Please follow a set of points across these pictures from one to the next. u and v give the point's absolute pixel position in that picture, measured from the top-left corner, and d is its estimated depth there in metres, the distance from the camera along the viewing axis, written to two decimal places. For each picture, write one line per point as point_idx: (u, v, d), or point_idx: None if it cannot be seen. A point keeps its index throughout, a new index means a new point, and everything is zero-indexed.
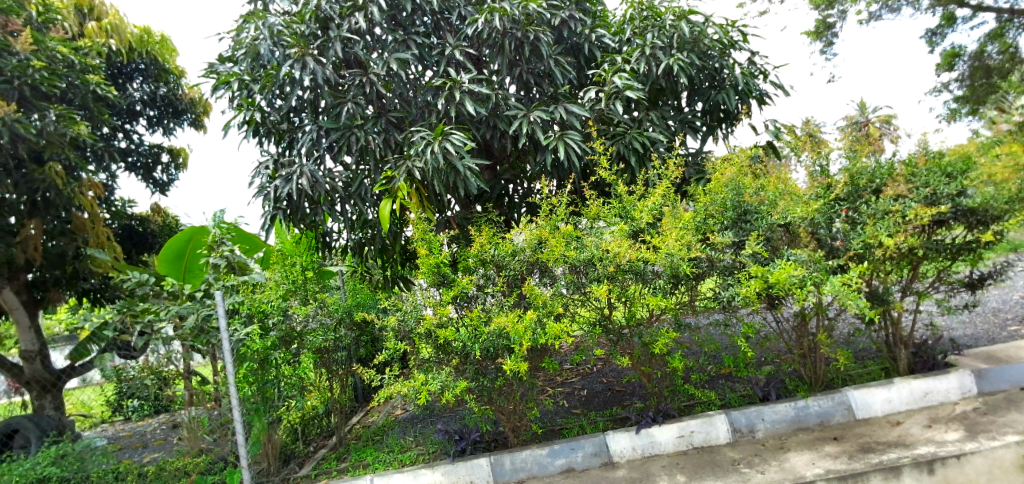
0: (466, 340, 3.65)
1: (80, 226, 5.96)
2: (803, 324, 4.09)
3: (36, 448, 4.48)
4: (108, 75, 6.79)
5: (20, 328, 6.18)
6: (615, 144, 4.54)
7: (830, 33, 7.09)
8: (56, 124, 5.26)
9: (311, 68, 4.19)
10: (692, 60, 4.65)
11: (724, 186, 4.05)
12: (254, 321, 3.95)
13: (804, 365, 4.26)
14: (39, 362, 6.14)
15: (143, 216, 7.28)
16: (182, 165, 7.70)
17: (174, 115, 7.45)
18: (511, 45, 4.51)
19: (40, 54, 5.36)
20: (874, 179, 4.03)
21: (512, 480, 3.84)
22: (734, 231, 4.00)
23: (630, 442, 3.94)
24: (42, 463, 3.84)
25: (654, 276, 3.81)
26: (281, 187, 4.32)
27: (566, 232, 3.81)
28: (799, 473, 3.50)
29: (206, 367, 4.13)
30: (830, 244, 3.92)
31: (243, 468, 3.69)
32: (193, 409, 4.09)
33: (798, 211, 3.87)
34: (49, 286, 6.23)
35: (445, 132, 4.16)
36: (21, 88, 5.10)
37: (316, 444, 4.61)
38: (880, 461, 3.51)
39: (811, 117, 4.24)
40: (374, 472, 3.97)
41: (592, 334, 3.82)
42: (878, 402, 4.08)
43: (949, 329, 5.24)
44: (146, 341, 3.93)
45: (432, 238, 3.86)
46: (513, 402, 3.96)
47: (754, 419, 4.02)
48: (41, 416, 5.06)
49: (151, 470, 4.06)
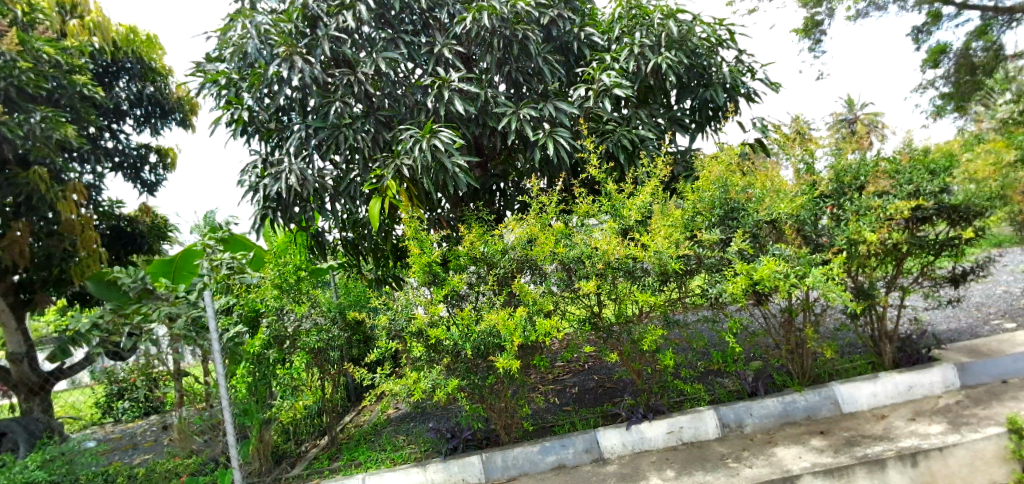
0: (458, 339, 3.73)
1: (68, 227, 5.82)
2: (789, 320, 4.16)
3: (26, 452, 4.44)
4: (95, 74, 6.69)
5: (8, 330, 5.98)
6: (606, 142, 4.53)
7: (818, 30, 7.16)
8: (42, 126, 5.15)
9: (299, 68, 4.14)
10: (680, 59, 4.63)
11: (712, 184, 4.08)
12: (247, 321, 4.11)
13: (792, 360, 4.31)
14: (27, 363, 5.84)
15: (132, 217, 7.11)
16: (170, 165, 7.64)
17: (161, 114, 7.39)
18: (500, 44, 4.50)
19: (26, 55, 5.24)
20: (859, 177, 4.08)
21: (504, 477, 3.88)
22: (721, 229, 4.05)
23: (620, 438, 3.99)
24: (31, 467, 3.79)
25: (643, 274, 3.89)
26: (271, 185, 4.26)
27: (557, 230, 3.85)
28: (786, 467, 3.55)
29: (198, 368, 4.15)
30: (816, 241, 4.01)
31: (236, 469, 3.67)
32: (184, 410, 4.13)
33: (784, 207, 3.94)
34: (36, 288, 6.09)
35: (433, 131, 4.17)
36: (7, 89, 4.98)
37: (308, 443, 4.64)
38: (865, 455, 3.56)
39: (801, 114, 4.26)
40: (366, 471, 4.01)
41: (581, 331, 3.92)
42: (863, 395, 4.15)
43: (934, 325, 5.33)
44: (135, 342, 3.94)
45: (423, 236, 3.88)
46: (504, 400, 4.00)
47: (742, 414, 4.09)
48: (28, 418, 5.02)
49: (141, 471, 4.11)
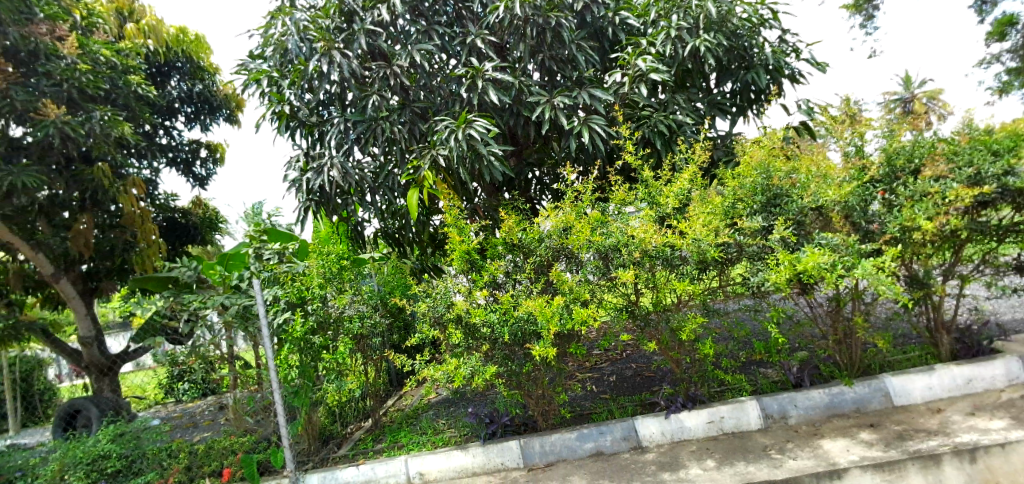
0: (496, 324, 3.80)
1: (130, 219, 6.05)
2: (837, 309, 4.00)
3: (98, 427, 4.79)
4: (148, 74, 7.07)
5: (78, 315, 6.20)
6: (641, 128, 4.44)
7: (871, 5, 6.77)
8: (102, 124, 5.34)
9: (337, 62, 4.22)
10: (719, 41, 4.46)
11: (753, 170, 3.97)
12: (295, 307, 4.18)
13: (839, 350, 4.17)
14: (97, 345, 6.08)
15: (185, 209, 7.44)
16: (219, 159, 7.97)
17: (210, 111, 7.72)
18: (533, 32, 4.44)
19: (86, 57, 5.49)
20: (913, 159, 3.89)
21: (542, 463, 3.94)
22: (764, 216, 3.94)
23: (659, 427, 3.98)
24: (102, 441, 4.15)
25: (681, 262, 3.83)
26: (313, 179, 4.41)
27: (593, 219, 3.83)
28: (832, 460, 3.46)
29: (249, 353, 4.37)
30: (866, 228, 3.85)
31: (286, 448, 3.91)
32: (238, 391, 4.37)
33: (832, 194, 3.80)
34: (102, 275, 6.53)
35: (468, 121, 4.16)
36: (70, 91, 5.22)
37: (353, 425, 4.81)
38: (918, 449, 3.42)
39: (850, 95, 4.07)
40: (408, 453, 4.15)
41: (619, 319, 3.90)
42: (917, 388, 3.98)
43: (998, 314, 5.04)
44: (192, 327, 4.18)
45: (462, 224, 3.98)
46: (541, 386, 4.06)
47: (786, 405, 4.00)
48: (101, 397, 5.37)
49: (200, 447, 4.28)
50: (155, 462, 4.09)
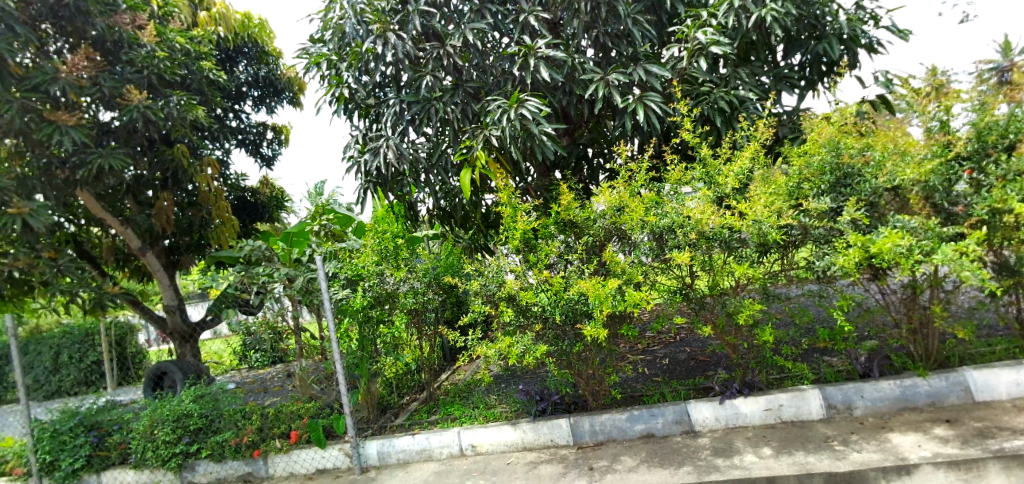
0: (547, 305, 3.79)
1: (205, 198, 6.41)
2: (913, 296, 3.74)
3: (180, 388, 5.22)
4: (219, 59, 7.45)
5: (162, 285, 6.79)
6: (700, 105, 4.27)
7: None
8: (179, 108, 5.67)
9: (393, 44, 4.29)
10: (788, 10, 4.14)
11: (822, 147, 3.71)
12: (354, 283, 4.40)
13: (914, 341, 3.90)
14: (179, 314, 6.66)
15: (254, 188, 7.87)
16: (284, 141, 8.31)
17: (274, 94, 7.99)
18: (587, 7, 4.32)
19: (163, 45, 5.84)
20: (1007, 135, 3.57)
21: (592, 441, 3.97)
22: (833, 197, 3.73)
23: (712, 412, 3.89)
24: (186, 400, 4.45)
25: (740, 245, 3.68)
26: (371, 160, 4.55)
27: (647, 199, 3.77)
28: (901, 454, 3.27)
29: (314, 324, 4.67)
30: (949, 210, 3.58)
31: (347, 415, 4.13)
32: (304, 360, 4.63)
33: (910, 173, 3.52)
34: (183, 250, 7.00)
35: (521, 100, 4.11)
36: (149, 77, 5.54)
37: (408, 397, 5.01)
38: (1000, 448, 3.19)
39: (937, 65, 3.72)
40: (461, 425, 4.28)
41: (672, 302, 3.80)
42: (1002, 384, 3.70)
43: None
44: (262, 299, 4.48)
45: (515, 205, 3.95)
46: (593, 367, 4.05)
47: (851, 396, 3.80)
48: (184, 361, 5.84)
49: (271, 410, 4.47)
50: (231, 422, 4.33)
